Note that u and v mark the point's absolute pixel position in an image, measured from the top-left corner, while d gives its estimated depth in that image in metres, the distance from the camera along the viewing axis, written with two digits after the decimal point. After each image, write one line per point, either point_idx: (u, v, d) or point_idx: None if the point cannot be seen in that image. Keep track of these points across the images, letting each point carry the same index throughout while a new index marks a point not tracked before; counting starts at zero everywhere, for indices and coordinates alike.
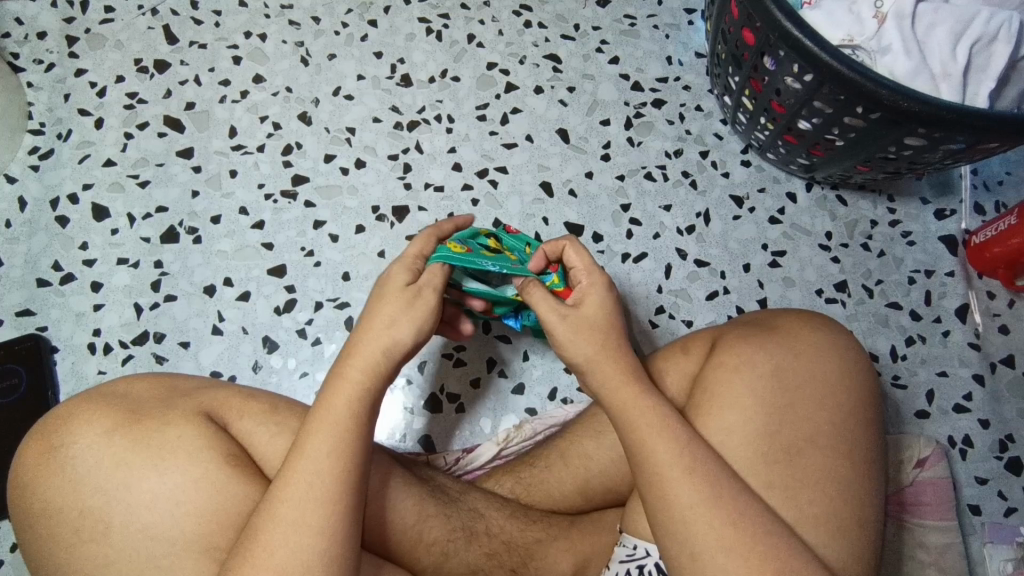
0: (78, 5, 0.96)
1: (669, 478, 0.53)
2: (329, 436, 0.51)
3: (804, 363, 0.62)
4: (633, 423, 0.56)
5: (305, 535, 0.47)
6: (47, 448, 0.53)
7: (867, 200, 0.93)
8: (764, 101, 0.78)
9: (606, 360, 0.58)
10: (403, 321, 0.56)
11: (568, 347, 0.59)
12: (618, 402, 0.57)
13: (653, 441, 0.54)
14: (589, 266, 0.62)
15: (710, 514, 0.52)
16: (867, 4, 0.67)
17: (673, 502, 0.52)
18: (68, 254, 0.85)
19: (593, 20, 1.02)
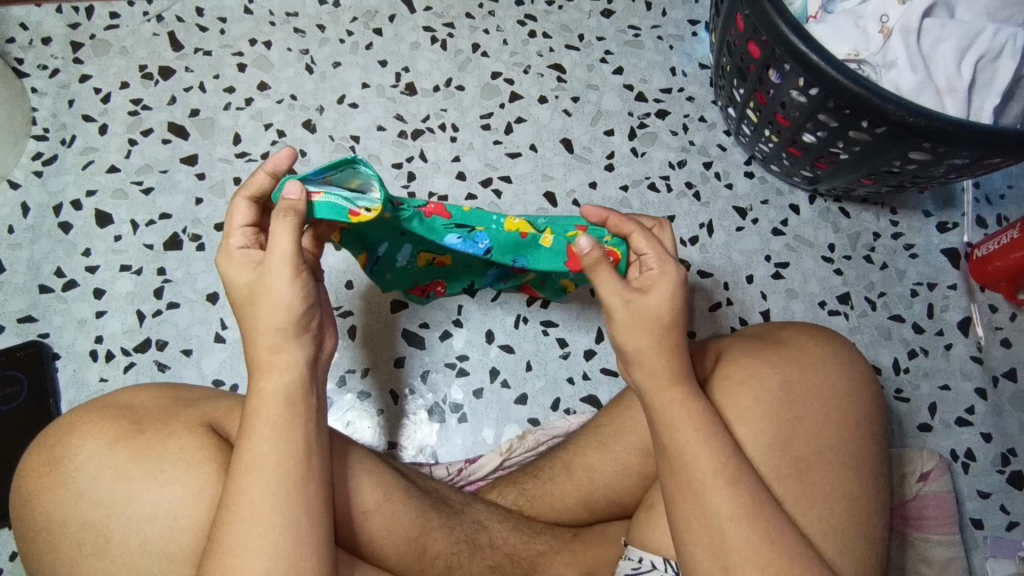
0: (83, 11, 0.96)
1: (706, 490, 0.52)
2: (272, 449, 0.50)
3: (816, 377, 0.62)
4: (674, 426, 0.55)
5: (264, 558, 0.47)
6: (49, 460, 0.53)
7: (869, 212, 0.93)
8: (768, 114, 0.78)
9: (653, 358, 0.56)
10: (273, 306, 0.53)
11: (624, 334, 0.56)
12: (663, 402, 0.56)
13: (695, 449, 0.54)
14: (660, 255, 0.58)
15: (746, 529, 0.52)
16: (873, 19, 0.67)
17: (711, 514, 0.52)
18: (71, 261, 0.84)
19: (597, 30, 1.02)
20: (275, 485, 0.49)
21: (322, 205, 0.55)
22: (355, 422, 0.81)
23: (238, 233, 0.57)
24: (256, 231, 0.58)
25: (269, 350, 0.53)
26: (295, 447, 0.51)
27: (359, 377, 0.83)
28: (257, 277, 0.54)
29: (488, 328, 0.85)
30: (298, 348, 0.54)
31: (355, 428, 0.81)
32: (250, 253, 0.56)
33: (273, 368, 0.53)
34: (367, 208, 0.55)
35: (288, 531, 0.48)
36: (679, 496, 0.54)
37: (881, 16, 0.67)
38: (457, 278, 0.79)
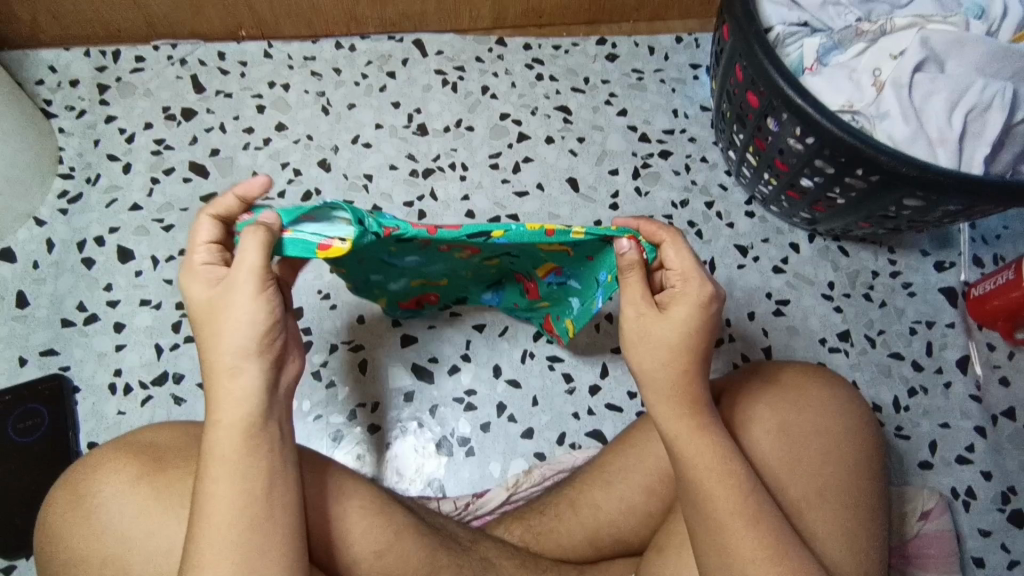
0: (110, 54, 1.01)
1: (727, 525, 0.53)
2: (233, 483, 0.49)
3: (818, 418, 0.64)
4: (692, 461, 0.56)
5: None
6: (73, 497, 0.54)
7: (868, 250, 0.95)
8: (767, 159, 0.81)
9: (663, 381, 0.58)
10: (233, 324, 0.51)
11: (636, 350, 0.59)
12: (676, 433, 0.57)
13: (715, 484, 0.54)
14: (686, 271, 0.58)
15: (770, 565, 0.52)
16: (866, 73, 0.71)
17: (732, 550, 0.53)
18: (92, 295, 0.87)
19: (602, 74, 1.06)
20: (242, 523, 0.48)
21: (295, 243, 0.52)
22: (363, 456, 0.83)
23: (202, 249, 0.55)
24: (222, 249, 0.56)
25: (224, 376, 0.51)
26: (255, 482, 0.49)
27: (369, 411, 0.85)
28: (219, 300, 0.52)
29: (496, 363, 0.87)
30: (253, 371, 0.51)
31: (364, 462, 0.83)
32: (213, 270, 0.54)
33: (227, 399, 0.50)
34: (339, 241, 0.51)
35: (246, 564, 0.47)
36: (704, 532, 0.54)
37: (874, 70, 0.71)
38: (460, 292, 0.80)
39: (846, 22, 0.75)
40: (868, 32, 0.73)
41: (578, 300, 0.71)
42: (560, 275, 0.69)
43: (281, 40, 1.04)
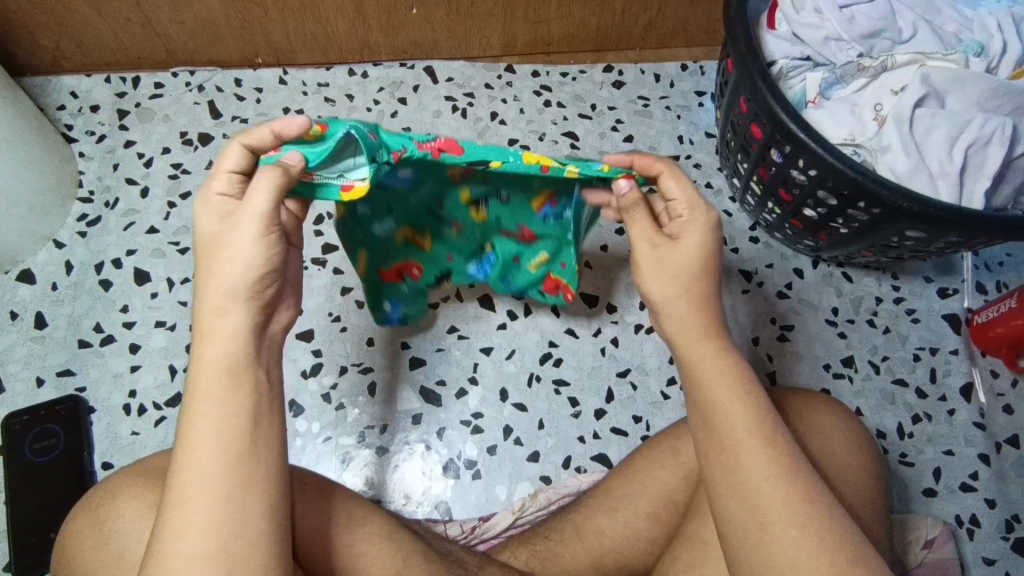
0: (130, 81, 1.04)
1: (742, 443, 0.53)
2: (212, 412, 0.49)
3: (830, 438, 0.65)
4: (710, 381, 0.56)
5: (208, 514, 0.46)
6: (92, 521, 0.56)
7: (871, 277, 0.96)
8: (771, 188, 0.83)
9: (683, 308, 0.58)
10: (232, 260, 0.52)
11: (652, 283, 0.59)
12: (695, 354, 0.57)
13: (733, 404, 0.55)
14: (689, 198, 0.58)
15: (782, 486, 0.51)
16: (868, 107, 0.73)
17: (745, 469, 0.52)
18: (109, 317, 0.89)
19: (609, 100, 1.08)
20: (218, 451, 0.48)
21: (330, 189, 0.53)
22: (371, 477, 0.84)
23: (223, 177, 0.54)
24: (246, 180, 0.55)
25: (211, 313, 0.51)
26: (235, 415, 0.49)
27: (378, 433, 0.86)
28: (225, 236, 0.52)
29: (503, 386, 0.88)
30: (238, 313, 0.52)
31: (371, 483, 0.84)
32: (228, 203, 0.54)
33: (213, 334, 0.51)
34: (360, 180, 0.52)
35: (227, 503, 0.47)
36: (717, 458, 0.54)
37: (876, 105, 0.72)
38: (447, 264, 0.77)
39: (849, 57, 0.77)
40: (869, 68, 0.75)
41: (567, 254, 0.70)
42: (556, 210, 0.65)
43: (295, 67, 1.07)
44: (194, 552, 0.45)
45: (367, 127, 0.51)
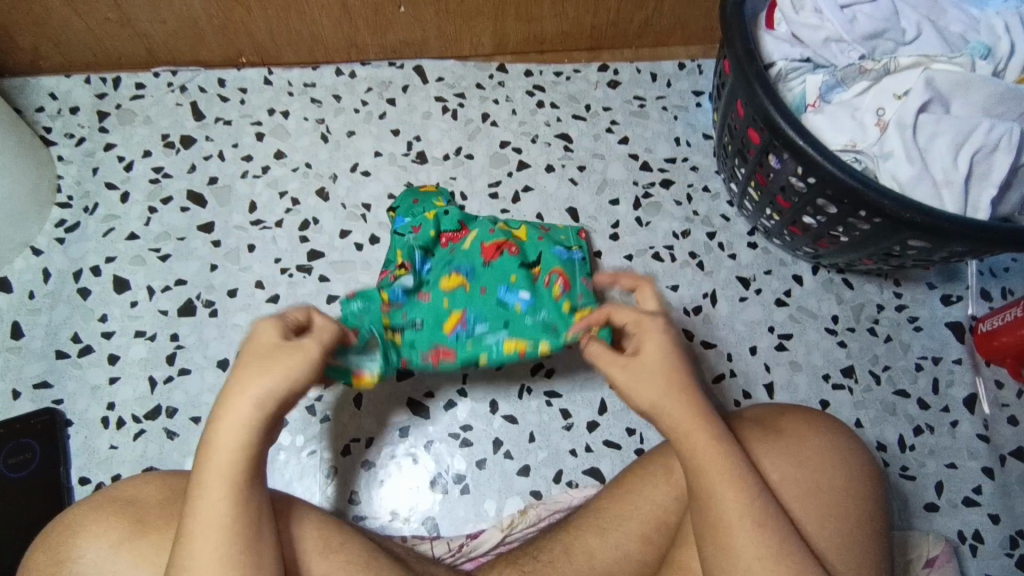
0: (111, 81, 1.01)
1: (732, 526, 0.53)
2: (220, 509, 0.48)
3: (813, 471, 0.65)
4: (698, 466, 0.55)
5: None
6: (53, 561, 0.54)
7: (873, 283, 0.94)
8: (768, 194, 0.80)
9: (672, 406, 0.56)
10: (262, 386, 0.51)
11: (633, 391, 0.57)
12: (688, 444, 0.55)
13: (723, 489, 0.54)
14: (643, 321, 0.60)
15: (774, 569, 0.52)
16: (870, 112, 0.70)
17: (734, 550, 0.53)
18: (88, 327, 0.87)
19: (604, 101, 1.05)
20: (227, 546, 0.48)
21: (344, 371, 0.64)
22: (356, 492, 0.82)
23: (273, 327, 0.54)
24: (285, 327, 0.54)
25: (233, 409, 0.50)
26: (242, 509, 0.49)
27: (363, 447, 0.83)
28: (259, 364, 0.51)
29: (493, 398, 0.86)
30: (254, 427, 0.50)
31: (356, 498, 0.82)
32: (272, 341, 0.53)
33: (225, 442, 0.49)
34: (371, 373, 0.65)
35: None
36: (710, 538, 0.54)
37: (877, 110, 0.70)
38: (450, 220, 0.84)
39: (850, 59, 0.74)
40: (871, 71, 0.72)
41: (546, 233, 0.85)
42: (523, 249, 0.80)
43: (281, 67, 1.04)
44: None
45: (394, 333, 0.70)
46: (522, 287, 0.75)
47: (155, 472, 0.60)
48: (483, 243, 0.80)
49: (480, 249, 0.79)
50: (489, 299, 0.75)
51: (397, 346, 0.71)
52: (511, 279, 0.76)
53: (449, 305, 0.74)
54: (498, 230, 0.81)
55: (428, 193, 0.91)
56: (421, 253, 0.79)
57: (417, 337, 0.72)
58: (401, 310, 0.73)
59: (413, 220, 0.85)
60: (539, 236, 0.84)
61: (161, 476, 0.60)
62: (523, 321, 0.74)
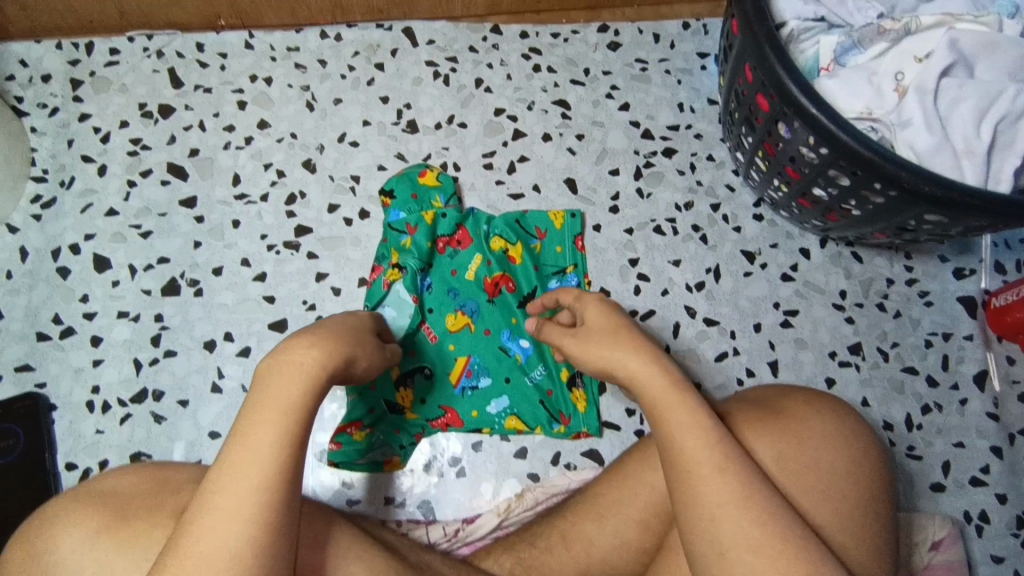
0: (83, 47, 0.95)
1: (699, 474, 0.51)
2: (271, 435, 0.47)
3: (818, 455, 0.62)
4: (670, 414, 0.54)
5: (245, 523, 0.44)
6: (29, 554, 0.52)
7: (883, 257, 0.90)
8: (777, 165, 0.75)
9: (642, 360, 0.56)
10: (314, 360, 0.51)
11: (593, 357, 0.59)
12: (657, 393, 0.55)
13: (693, 435, 0.52)
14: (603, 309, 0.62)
15: (739, 514, 0.50)
16: (888, 76, 0.65)
17: (701, 497, 0.51)
18: (68, 307, 0.84)
19: (603, 64, 1.00)
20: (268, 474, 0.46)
21: (379, 463, 0.80)
22: (349, 476, 0.80)
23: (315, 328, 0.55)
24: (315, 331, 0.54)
25: (305, 351, 0.51)
26: (297, 436, 0.48)
27: None
28: (314, 343, 0.52)
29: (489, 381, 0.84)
30: (306, 391, 0.49)
31: (348, 482, 0.80)
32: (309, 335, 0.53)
33: (274, 398, 0.48)
34: (400, 460, 0.80)
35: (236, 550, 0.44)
36: (679, 489, 0.52)
37: (896, 74, 0.64)
38: (447, 223, 0.88)
39: (867, 18, 0.69)
40: (891, 31, 0.66)
41: (538, 242, 0.90)
42: (517, 288, 0.87)
43: (262, 29, 0.98)
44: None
45: (417, 428, 0.82)
46: (521, 336, 0.85)
47: (140, 465, 0.60)
48: (485, 278, 0.87)
49: (483, 284, 0.87)
50: (491, 342, 0.85)
51: (408, 401, 0.82)
52: (512, 322, 0.86)
53: (454, 352, 0.85)
54: (498, 263, 0.87)
55: (426, 183, 0.90)
56: (420, 271, 0.86)
57: (428, 391, 0.83)
58: (409, 353, 0.84)
59: (410, 215, 0.87)
60: (535, 258, 0.89)
61: (149, 468, 0.59)
62: (523, 380, 0.84)
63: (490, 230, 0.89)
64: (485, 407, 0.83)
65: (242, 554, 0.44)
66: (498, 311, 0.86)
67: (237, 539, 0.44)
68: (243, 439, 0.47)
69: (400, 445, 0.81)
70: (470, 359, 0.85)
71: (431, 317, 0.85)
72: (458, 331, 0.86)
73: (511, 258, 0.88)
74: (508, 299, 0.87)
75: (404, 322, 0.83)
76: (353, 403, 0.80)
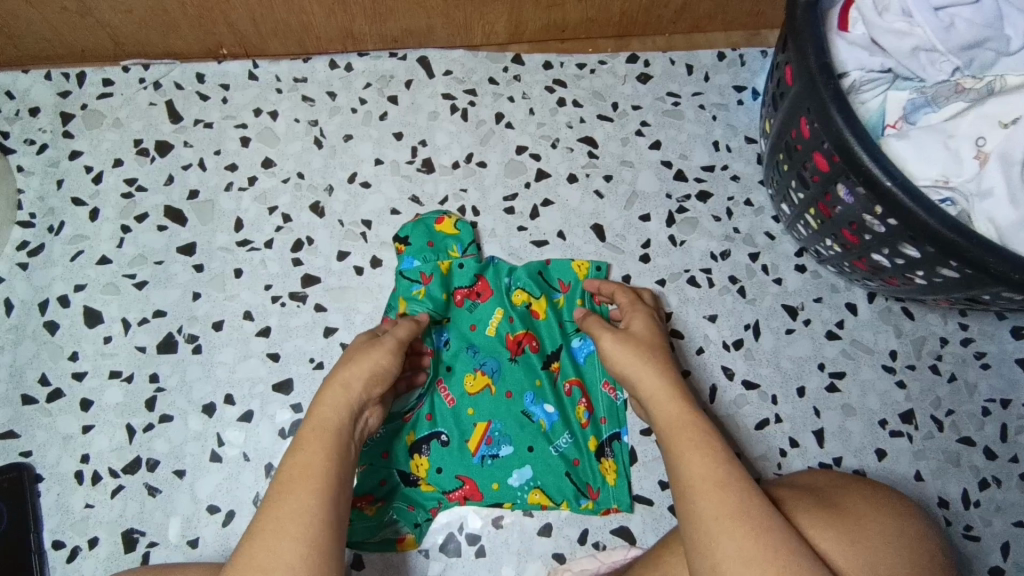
0: (74, 77, 0.89)
1: (698, 489, 0.53)
2: (317, 452, 0.54)
3: (880, 542, 0.57)
4: (675, 438, 0.57)
5: (301, 508, 0.50)
6: None
7: (936, 314, 0.84)
8: (833, 226, 0.69)
9: (657, 378, 0.62)
10: (354, 378, 0.61)
11: (620, 363, 0.65)
12: (666, 416, 0.60)
13: (692, 455, 0.55)
14: (645, 321, 0.70)
15: (734, 527, 0.51)
16: (968, 140, 0.58)
17: (698, 513, 0.52)
18: (56, 366, 0.78)
19: (633, 98, 0.93)
20: (312, 491, 0.51)
21: (390, 542, 0.73)
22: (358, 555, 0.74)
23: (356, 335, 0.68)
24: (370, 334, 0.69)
25: (332, 390, 0.60)
26: (341, 447, 0.56)
27: None
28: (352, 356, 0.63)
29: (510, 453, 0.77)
30: (349, 402, 0.59)
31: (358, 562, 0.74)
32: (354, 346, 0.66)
33: (324, 409, 0.58)
34: (412, 540, 0.74)
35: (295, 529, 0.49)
36: (680, 506, 0.54)
37: (977, 138, 0.58)
38: (464, 274, 0.80)
39: (942, 72, 0.62)
40: (970, 90, 0.61)
41: (562, 296, 0.83)
42: (541, 347, 0.80)
43: (267, 59, 0.91)
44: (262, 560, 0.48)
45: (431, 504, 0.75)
46: (546, 401, 0.78)
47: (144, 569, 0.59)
48: (506, 335, 0.80)
49: (504, 341, 0.80)
50: (513, 405, 0.78)
51: (422, 470, 0.75)
52: (537, 384, 0.79)
53: (473, 417, 0.77)
54: (520, 319, 0.80)
55: (443, 231, 0.83)
56: (434, 327, 0.79)
57: (445, 459, 0.76)
58: (424, 417, 0.76)
59: (424, 264, 0.80)
60: (560, 314, 0.82)
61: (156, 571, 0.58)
62: (547, 449, 0.77)
63: (512, 282, 0.81)
64: (506, 478, 0.76)
65: (300, 532, 0.49)
66: (523, 372, 0.79)
67: (289, 544, 0.48)
68: (300, 442, 0.55)
69: (411, 523, 0.74)
70: (491, 425, 0.77)
71: (450, 374, 0.78)
72: (478, 394, 0.78)
73: (535, 314, 0.81)
74: (530, 358, 0.79)
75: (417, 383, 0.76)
76: (363, 475, 0.73)
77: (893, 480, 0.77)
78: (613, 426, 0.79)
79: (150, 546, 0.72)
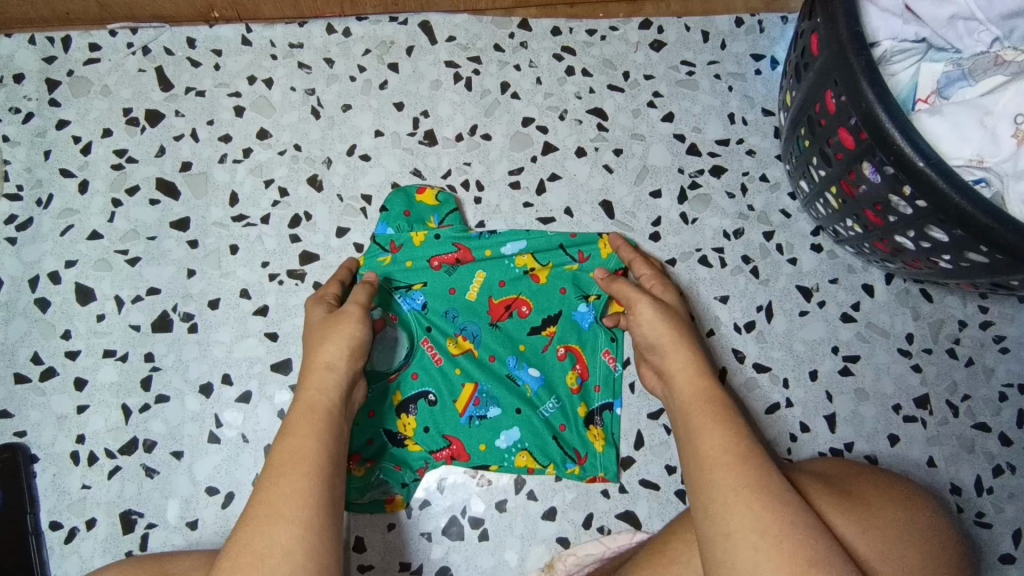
0: (59, 41, 0.84)
1: (713, 463, 0.52)
2: (311, 434, 0.53)
3: (892, 527, 0.56)
4: (692, 416, 0.56)
5: (296, 487, 0.49)
6: None
7: (955, 296, 0.81)
8: (855, 206, 0.66)
9: (677, 349, 0.61)
10: (340, 353, 0.59)
11: (647, 329, 0.63)
12: (685, 392, 0.58)
13: (710, 429, 0.54)
14: (670, 291, 0.68)
15: (752, 499, 0.49)
16: (1006, 118, 0.55)
17: (716, 484, 0.50)
18: (49, 345, 0.76)
19: (645, 66, 0.88)
20: (307, 472, 0.50)
21: (376, 502, 0.73)
22: (351, 517, 0.74)
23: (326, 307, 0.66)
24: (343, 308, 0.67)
25: (317, 371, 0.58)
26: (334, 426, 0.55)
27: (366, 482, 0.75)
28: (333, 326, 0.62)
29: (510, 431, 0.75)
30: (339, 378, 0.58)
31: (351, 528, 0.73)
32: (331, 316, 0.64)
33: (314, 386, 0.57)
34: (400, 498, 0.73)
35: (292, 508, 0.48)
36: (693, 481, 0.52)
37: (1015, 116, 0.55)
38: (441, 243, 0.77)
39: (981, 43, 0.59)
40: (1011, 64, 0.58)
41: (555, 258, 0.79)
42: (530, 312, 0.78)
43: (261, 23, 0.87)
44: (258, 541, 0.46)
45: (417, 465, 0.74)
46: (531, 365, 0.77)
47: (133, 561, 0.58)
48: (490, 299, 0.77)
49: (489, 306, 0.77)
50: (497, 369, 0.76)
51: (410, 429, 0.74)
52: (520, 349, 0.77)
53: (460, 376, 0.75)
54: (510, 282, 0.77)
55: (424, 201, 0.79)
56: (404, 292, 0.76)
57: (433, 418, 0.75)
58: (411, 375, 0.75)
59: (398, 233, 0.77)
60: (564, 279, 0.78)
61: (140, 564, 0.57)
62: (536, 413, 0.75)
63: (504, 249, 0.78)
64: (495, 441, 0.75)
65: (299, 513, 0.48)
66: (509, 332, 0.77)
67: (285, 527, 0.47)
68: (293, 423, 0.54)
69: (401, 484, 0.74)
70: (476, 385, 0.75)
71: (433, 332, 0.76)
72: (461, 355, 0.76)
73: (535, 279, 0.78)
74: (514, 320, 0.77)
75: (401, 346, 0.76)
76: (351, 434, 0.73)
77: (906, 466, 0.76)
78: (606, 396, 0.77)
79: (148, 527, 0.71)
